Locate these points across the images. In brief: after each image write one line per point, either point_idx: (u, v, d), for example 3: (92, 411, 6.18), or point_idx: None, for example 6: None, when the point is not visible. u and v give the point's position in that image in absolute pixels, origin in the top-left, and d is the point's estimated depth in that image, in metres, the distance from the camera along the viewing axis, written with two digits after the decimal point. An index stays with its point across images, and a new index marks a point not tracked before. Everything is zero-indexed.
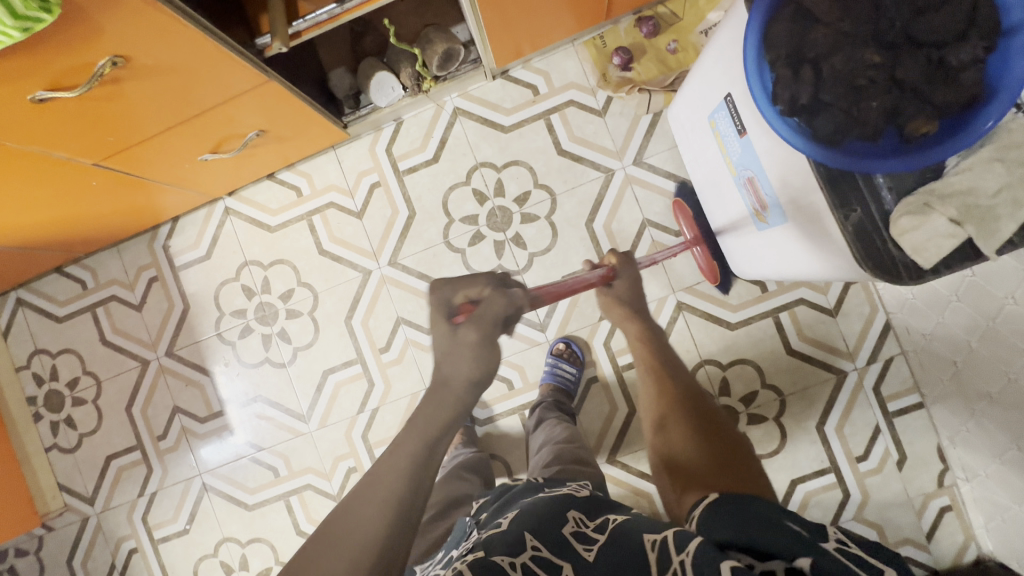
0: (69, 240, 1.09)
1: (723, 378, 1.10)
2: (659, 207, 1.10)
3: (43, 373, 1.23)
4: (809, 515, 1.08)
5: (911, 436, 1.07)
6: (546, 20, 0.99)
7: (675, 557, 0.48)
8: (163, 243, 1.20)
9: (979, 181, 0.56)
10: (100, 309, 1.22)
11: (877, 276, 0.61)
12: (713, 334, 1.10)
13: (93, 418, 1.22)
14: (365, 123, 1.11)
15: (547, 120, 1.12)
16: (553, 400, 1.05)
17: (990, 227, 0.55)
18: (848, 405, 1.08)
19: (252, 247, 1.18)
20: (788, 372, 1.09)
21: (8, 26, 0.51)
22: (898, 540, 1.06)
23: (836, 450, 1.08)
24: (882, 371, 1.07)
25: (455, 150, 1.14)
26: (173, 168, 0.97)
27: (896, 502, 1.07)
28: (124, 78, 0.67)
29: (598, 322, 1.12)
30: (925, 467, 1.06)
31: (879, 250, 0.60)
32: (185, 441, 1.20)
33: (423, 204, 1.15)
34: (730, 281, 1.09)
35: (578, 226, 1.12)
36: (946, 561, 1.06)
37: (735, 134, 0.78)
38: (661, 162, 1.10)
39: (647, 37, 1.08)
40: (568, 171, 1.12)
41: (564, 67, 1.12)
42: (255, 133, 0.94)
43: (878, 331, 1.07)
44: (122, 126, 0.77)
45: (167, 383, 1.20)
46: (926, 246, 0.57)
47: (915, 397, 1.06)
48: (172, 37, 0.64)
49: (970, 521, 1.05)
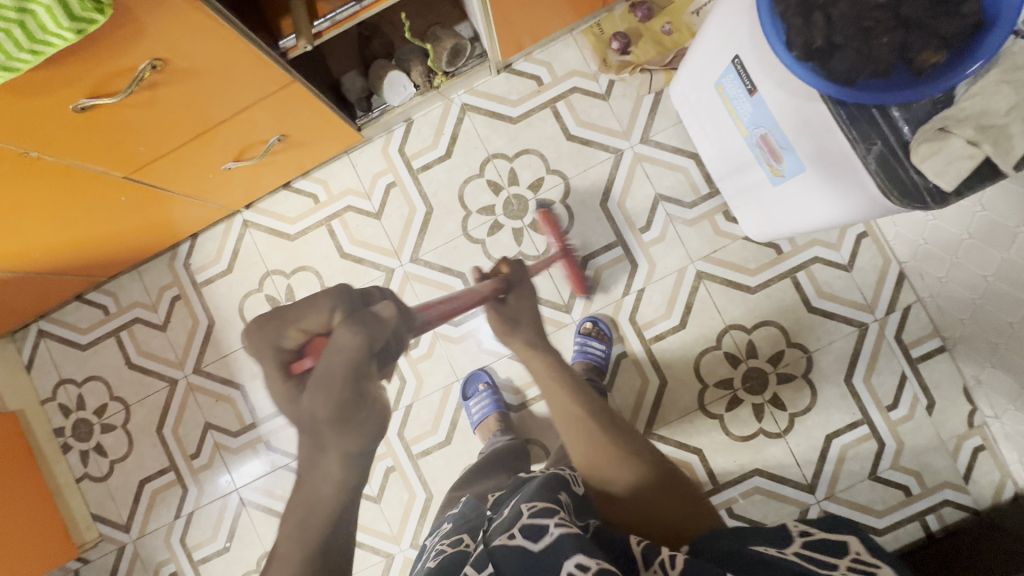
0: (93, 264, 1.09)
1: (749, 342, 1.12)
2: (670, 181, 1.14)
3: (69, 403, 1.22)
4: (847, 468, 1.10)
5: (937, 380, 1.10)
6: (547, 12, 1.03)
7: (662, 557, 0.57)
8: (183, 261, 1.21)
9: (989, 102, 0.58)
10: (123, 333, 1.22)
11: (904, 206, 0.64)
12: (735, 299, 1.12)
13: (124, 443, 1.21)
14: (377, 125, 1.14)
15: (553, 108, 1.16)
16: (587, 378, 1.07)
17: (1005, 145, 0.57)
18: (873, 356, 1.11)
19: (273, 257, 1.20)
20: (811, 330, 1.12)
21: (63, 27, 0.53)
22: (936, 484, 1.09)
23: (866, 401, 1.10)
24: (901, 319, 1.11)
25: (467, 145, 1.17)
26: (196, 180, 0.98)
27: (931, 446, 1.09)
28: (161, 81, 0.69)
29: (621, 299, 1.14)
30: (953, 409, 1.09)
31: (903, 179, 0.63)
32: (218, 457, 1.20)
33: (440, 199, 1.17)
34: (746, 247, 1.12)
35: (593, 207, 1.15)
36: (986, 499, 1.08)
37: (745, 94, 0.82)
38: (668, 138, 1.14)
39: (642, 22, 1.12)
40: (578, 155, 1.15)
41: (564, 57, 1.17)
42: (276, 138, 0.96)
43: (893, 281, 1.11)
44: (154, 134, 0.79)
45: (197, 400, 1.20)
46: (949, 167, 0.60)
47: (935, 341, 1.10)
48: (208, 37, 0.66)
49: (1004, 458, 1.08)
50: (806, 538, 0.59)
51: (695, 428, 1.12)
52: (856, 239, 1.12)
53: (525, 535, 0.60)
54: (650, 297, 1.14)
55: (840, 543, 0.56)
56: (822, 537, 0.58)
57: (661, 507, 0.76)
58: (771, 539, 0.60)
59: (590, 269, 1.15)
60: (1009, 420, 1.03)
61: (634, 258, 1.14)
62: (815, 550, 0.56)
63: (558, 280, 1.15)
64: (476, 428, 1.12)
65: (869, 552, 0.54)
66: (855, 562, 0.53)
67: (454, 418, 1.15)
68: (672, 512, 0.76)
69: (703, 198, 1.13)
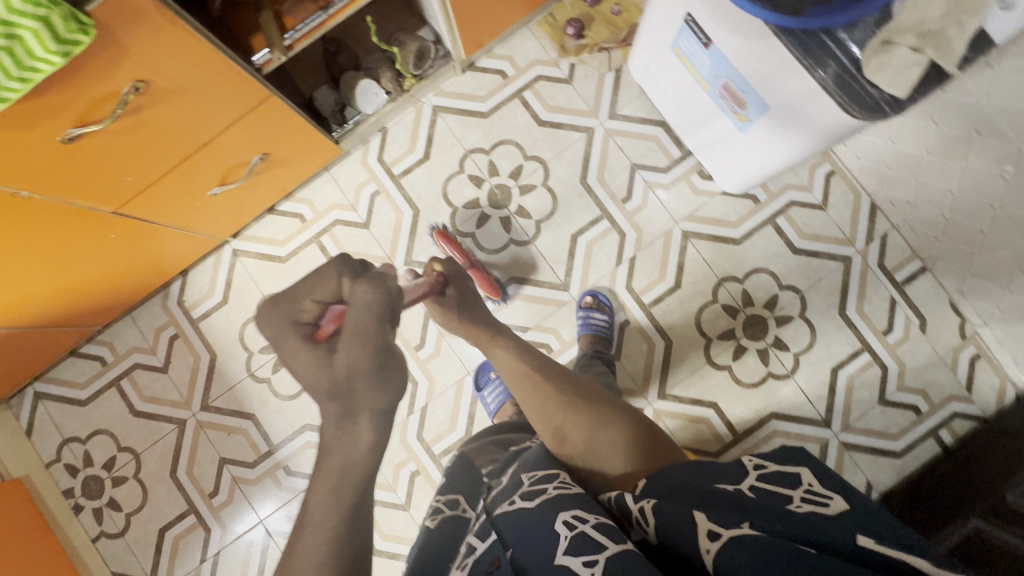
0: (85, 314, 1.08)
1: (743, 291, 1.16)
2: (643, 150, 1.18)
3: (76, 462, 1.19)
4: (857, 397, 1.14)
5: (925, 299, 1.15)
6: (503, 6, 1.08)
7: (634, 506, 0.57)
8: (176, 299, 1.21)
9: (925, 10, 0.62)
10: (124, 382, 1.20)
11: (867, 118, 0.69)
12: (723, 252, 1.16)
13: (138, 494, 1.18)
14: (354, 136, 1.17)
15: (521, 98, 1.20)
16: (594, 350, 1.09)
17: (945, 47, 0.61)
18: (862, 286, 1.15)
19: (268, 282, 1.20)
20: (800, 270, 1.16)
21: (49, 50, 0.54)
22: (943, 398, 1.13)
23: (863, 330, 1.15)
24: (881, 247, 1.15)
25: (444, 145, 1.21)
26: (184, 210, 0.99)
27: (930, 363, 1.14)
28: (144, 104, 0.71)
29: (615, 269, 1.17)
30: (945, 324, 1.14)
31: (861, 94, 0.68)
32: (238, 491, 1.17)
33: (426, 200, 1.20)
34: (725, 201, 1.17)
35: (574, 185, 1.18)
36: (991, 405, 1.13)
37: (701, 49, 0.87)
38: (634, 110, 1.18)
39: (592, 6, 1.18)
40: (552, 138, 1.19)
41: (524, 49, 1.22)
42: (258, 157, 0.98)
43: (867, 212, 1.16)
44: (140, 162, 0.80)
45: (208, 437, 1.18)
46: (900, 75, 0.65)
47: (917, 264, 1.15)
48: (186, 54, 0.68)
49: (999, 362, 1.13)
50: (760, 471, 0.61)
51: (706, 383, 1.14)
52: (825, 179, 1.17)
53: (524, 497, 0.63)
54: (643, 263, 1.17)
55: (793, 474, 0.59)
56: (777, 470, 0.61)
57: (619, 445, 0.75)
58: (730, 476, 0.62)
59: (581, 244, 1.17)
60: (998, 324, 1.09)
61: (621, 228, 1.17)
62: (771, 482, 0.58)
63: (551, 260, 1.18)
64: (495, 417, 1.11)
65: (819, 483, 0.57)
66: (810, 493, 0.55)
67: (471, 412, 1.15)
68: (636, 449, 0.74)
69: (677, 161, 1.17)
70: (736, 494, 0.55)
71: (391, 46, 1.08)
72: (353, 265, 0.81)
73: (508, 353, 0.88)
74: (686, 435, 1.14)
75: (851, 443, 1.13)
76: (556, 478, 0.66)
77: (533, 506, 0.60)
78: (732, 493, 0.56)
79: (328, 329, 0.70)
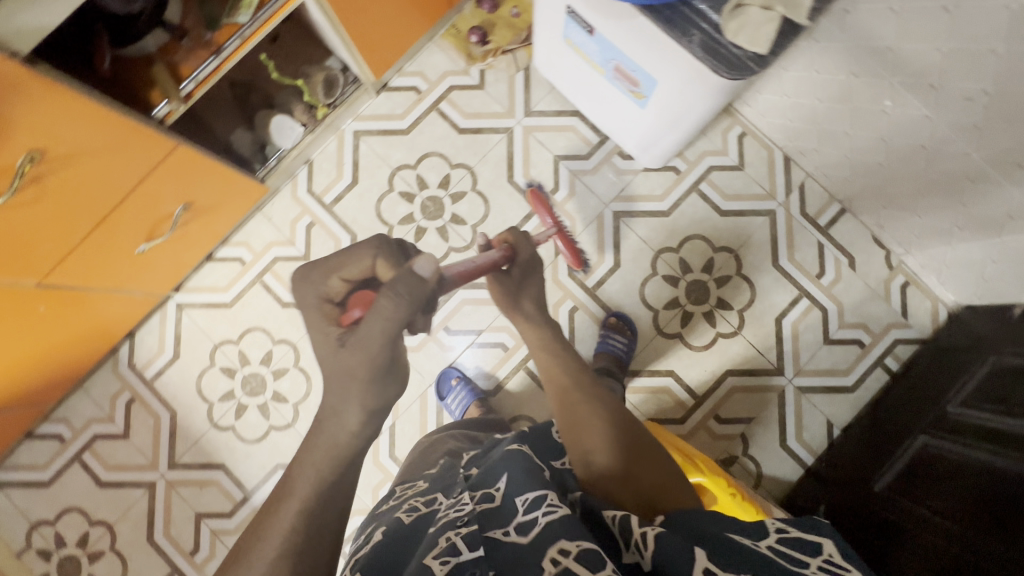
0: (32, 393, 1.07)
1: (680, 259, 1.20)
2: (562, 140, 1.22)
3: (47, 545, 1.16)
4: (804, 341, 1.18)
5: (850, 238, 1.20)
6: (402, 25, 1.11)
7: (635, 531, 0.51)
8: (127, 363, 1.20)
9: None
10: (85, 455, 1.18)
11: (738, 78, 0.73)
12: (655, 226, 1.21)
13: (117, 565, 1.16)
14: (279, 173, 1.19)
15: (438, 110, 1.24)
16: (607, 368, 1.11)
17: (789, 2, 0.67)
18: (790, 236, 1.21)
19: (217, 330, 1.20)
20: (730, 230, 1.21)
21: None
22: (882, 328, 1.19)
23: (798, 277, 1.20)
24: (801, 196, 1.21)
25: (371, 167, 1.23)
26: (114, 272, 0.99)
27: (865, 297, 1.20)
28: (45, 173, 0.72)
29: (556, 258, 1.20)
30: (871, 259, 1.20)
31: (727, 56, 0.73)
32: (219, 543, 1.16)
33: (362, 224, 1.21)
34: (649, 177, 1.21)
35: (503, 185, 1.21)
36: (927, 327, 1.19)
37: (587, 36, 0.91)
38: (547, 104, 1.22)
39: (491, 12, 1.21)
40: (474, 144, 1.22)
41: (433, 63, 1.25)
42: (181, 208, 0.99)
43: (782, 166, 1.22)
44: (54, 231, 0.80)
45: (181, 494, 1.17)
46: (758, 33, 0.69)
47: (836, 207, 1.21)
48: (77, 118, 0.69)
49: (927, 285, 1.19)
50: (781, 535, 0.51)
51: (660, 353, 1.18)
52: (738, 141, 1.23)
53: (516, 528, 0.51)
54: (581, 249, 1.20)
55: (812, 542, 0.50)
56: (797, 534, 0.51)
57: (640, 471, 0.65)
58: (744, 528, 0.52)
59: None
60: (916, 251, 1.15)
61: (555, 218, 1.20)
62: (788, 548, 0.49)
63: None
64: None
65: (842, 554, 0.48)
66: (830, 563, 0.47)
67: (439, 421, 1.16)
68: (653, 483, 0.64)
69: (596, 146, 1.21)
70: (744, 542, 0.49)
71: (297, 79, 1.10)
72: (392, 243, 0.71)
73: (529, 323, 0.85)
74: (650, 406, 1.17)
75: (806, 386, 1.18)
76: (547, 501, 0.52)
77: (526, 546, 0.48)
78: (740, 540, 0.50)
79: (353, 315, 0.65)
